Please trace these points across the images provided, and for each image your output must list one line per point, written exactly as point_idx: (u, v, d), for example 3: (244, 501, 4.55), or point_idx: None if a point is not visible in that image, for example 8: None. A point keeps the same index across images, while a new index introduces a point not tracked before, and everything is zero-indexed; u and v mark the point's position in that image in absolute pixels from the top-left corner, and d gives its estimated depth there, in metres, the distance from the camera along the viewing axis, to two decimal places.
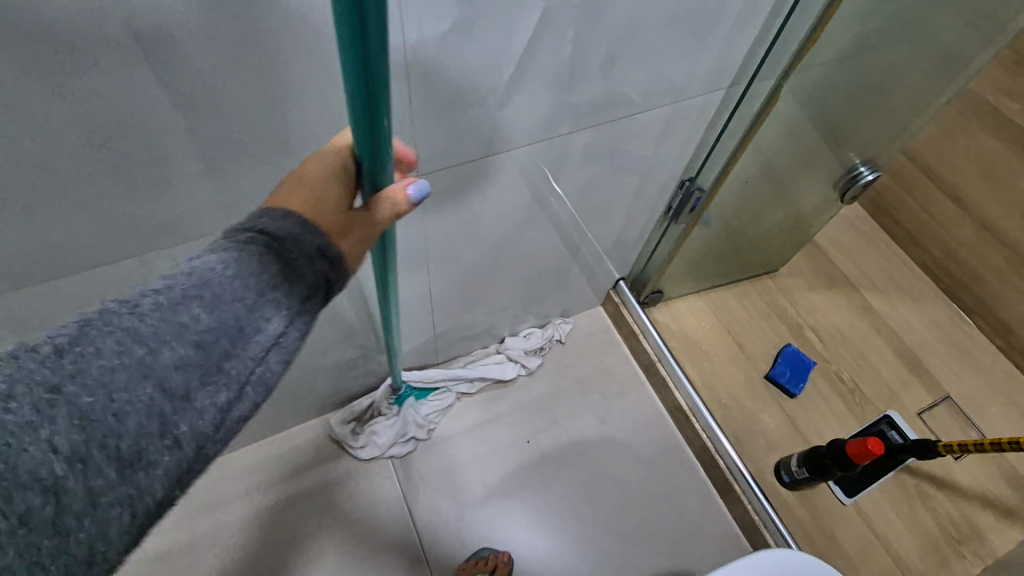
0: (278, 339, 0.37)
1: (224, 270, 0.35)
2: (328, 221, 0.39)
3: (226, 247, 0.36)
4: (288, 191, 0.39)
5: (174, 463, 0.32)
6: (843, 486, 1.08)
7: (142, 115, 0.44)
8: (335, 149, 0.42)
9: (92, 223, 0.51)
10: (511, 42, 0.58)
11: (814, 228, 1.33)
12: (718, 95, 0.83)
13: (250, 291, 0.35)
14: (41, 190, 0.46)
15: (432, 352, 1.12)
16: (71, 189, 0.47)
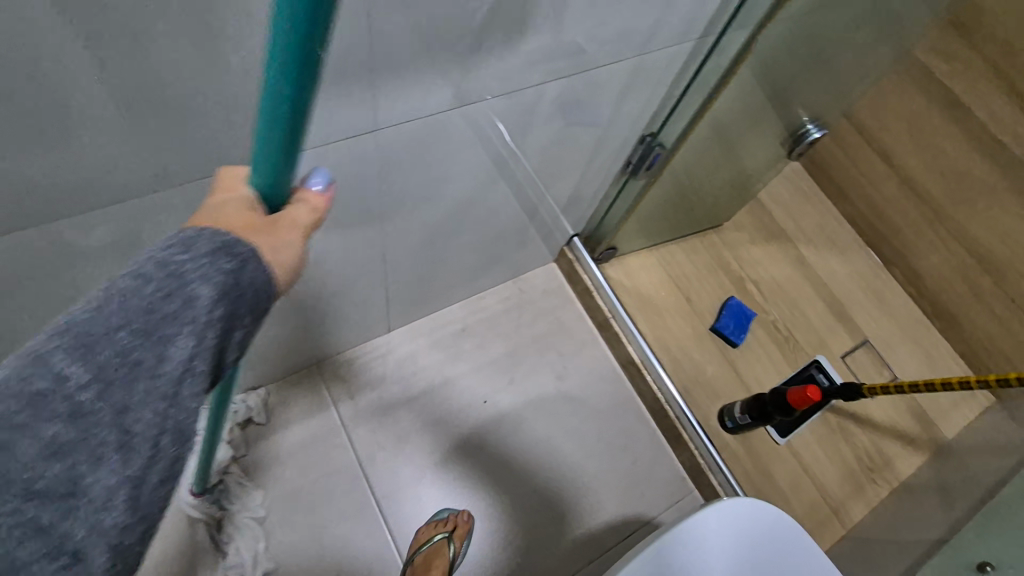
0: (190, 362, 0.32)
1: (110, 303, 0.31)
2: (237, 224, 0.36)
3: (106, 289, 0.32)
4: (213, 214, 0.36)
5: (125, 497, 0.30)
6: (779, 428, 1.17)
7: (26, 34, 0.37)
8: (227, 191, 0.39)
9: None
10: None
11: (757, 183, 1.37)
12: (687, 47, 0.80)
13: (138, 322, 0.31)
14: None
15: (384, 314, 1.07)
16: None
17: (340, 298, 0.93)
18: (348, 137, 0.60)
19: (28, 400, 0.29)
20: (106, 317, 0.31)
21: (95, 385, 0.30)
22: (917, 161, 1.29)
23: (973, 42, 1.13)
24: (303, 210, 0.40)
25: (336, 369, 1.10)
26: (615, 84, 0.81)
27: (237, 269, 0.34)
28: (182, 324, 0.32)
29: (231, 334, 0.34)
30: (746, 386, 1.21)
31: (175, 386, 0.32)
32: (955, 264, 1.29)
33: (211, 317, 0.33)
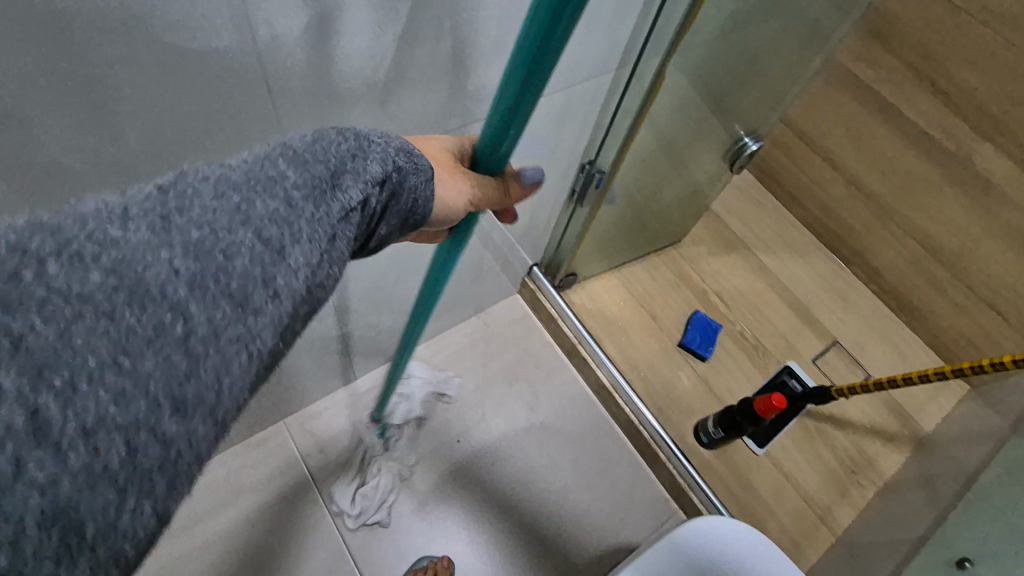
0: (360, 202, 0.35)
1: (312, 143, 0.35)
2: (443, 165, 0.48)
3: (316, 133, 0.36)
4: (434, 142, 0.50)
5: (277, 315, 0.30)
6: (755, 438, 1.16)
7: None
8: (459, 139, 0.52)
9: None
10: (386, 41, 0.53)
11: (710, 197, 1.40)
12: (607, 78, 0.83)
13: (332, 161, 0.35)
14: None
15: (347, 361, 1.07)
16: None
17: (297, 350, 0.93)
18: None
19: (251, 183, 0.32)
20: (313, 150, 0.35)
21: (281, 213, 0.31)
22: (860, 162, 1.32)
23: (892, 47, 1.18)
24: (493, 185, 0.50)
25: (305, 422, 1.09)
26: (543, 120, 0.83)
27: (415, 176, 0.40)
28: (364, 173, 0.36)
29: (384, 211, 0.38)
30: (719, 399, 1.21)
31: (335, 227, 0.33)
32: (911, 258, 1.31)
33: (371, 177, 0.36)
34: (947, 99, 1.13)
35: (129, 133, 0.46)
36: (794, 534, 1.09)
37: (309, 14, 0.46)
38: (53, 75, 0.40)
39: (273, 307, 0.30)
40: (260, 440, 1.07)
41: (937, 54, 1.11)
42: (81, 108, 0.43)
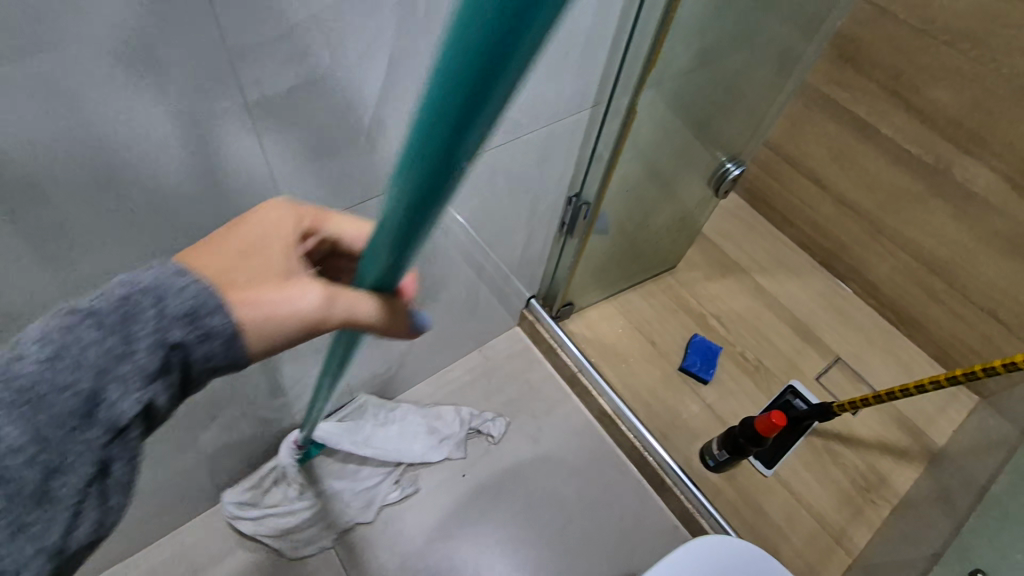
0: (132, 413, 0.34)
1: (68, 349, 0.33)
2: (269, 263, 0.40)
3: (70, 325, 0.33)
4: (266, 220, 0.41)
5: (53, 550, 0.33)
6: (762, 459, 1.15)
7: None
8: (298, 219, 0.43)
9: None
10: (365, 91, 0.57)
11: (701, 222, 1.43)
12: (584, 114, 0.87)
13: (92, 367, 0.33)
14: None
15: (350, 400, 1.09)
16: None
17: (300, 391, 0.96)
18: None
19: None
20: (67, 361, 0.33)
21: (32, 446, 0.32)
22: (845, 181, 1.35)
23: (863, 69, 1.22)
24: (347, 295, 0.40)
25: None
26: (526, 157, 0.87)
27: (207, 350, 0.36)
28: (127, 382, 0.34)
29: (171, 392, 0.37)
30: (724, 421, 1.21)
31: (105, 446, 0.34)
32: (906, 271, 1.32)
33: (159, 339, 0.34)
34: (921, 115, 1.17)
35: (133, 191, 0.50)
36: (810, 559, 1.07)
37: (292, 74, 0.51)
38: (60, 140, 0.44)
39: (41, 550, 0.33)
40: None
41: (907, 73, 1.15)
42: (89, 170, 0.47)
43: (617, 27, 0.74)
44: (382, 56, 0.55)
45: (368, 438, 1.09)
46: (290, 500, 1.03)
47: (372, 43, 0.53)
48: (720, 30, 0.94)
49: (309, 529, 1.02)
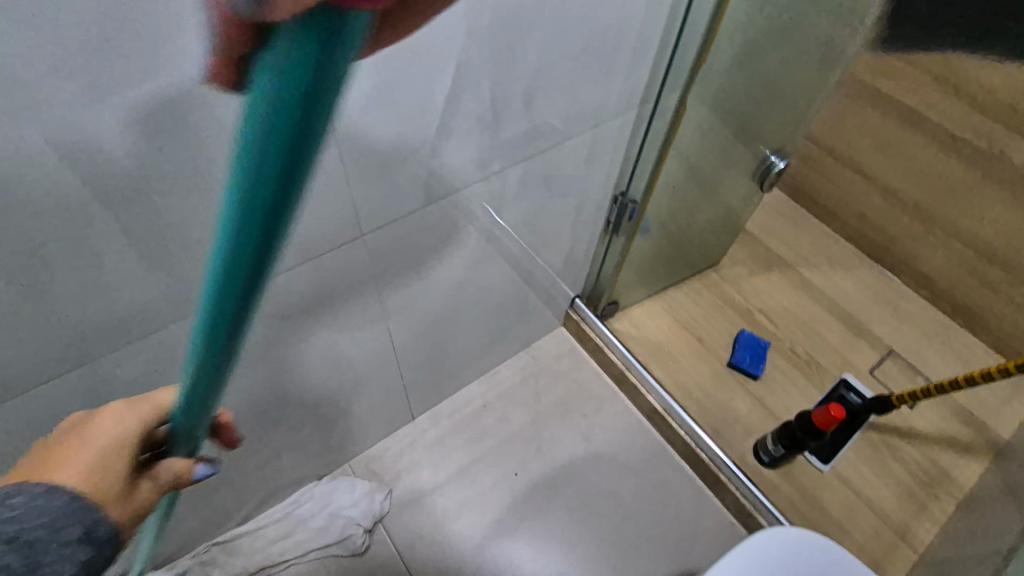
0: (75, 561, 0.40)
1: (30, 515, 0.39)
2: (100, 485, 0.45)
3: (32, 501, 0.40)
4: (63, 458, 0.46)
5: None
6: (819, 454, 1.14)
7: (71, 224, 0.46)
8: (136, 417, 0.51)
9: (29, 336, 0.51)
10: (433, 97, 0.60)
11: (743, 218, 1.42)
12: (632, 112, 0.89)
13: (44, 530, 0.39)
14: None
15: (405, 401, 1.12)
16: (19, 307, 0.48)
17: (362, 392, 1.00)
18: (341, 245, 0.68)
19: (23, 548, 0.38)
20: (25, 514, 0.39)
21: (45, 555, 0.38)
22: (893, 171, 1.33)
23: (907, 57, 1.21)
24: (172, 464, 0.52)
25: (368, 465, 1.14)
26: (575, 157, 0.89)
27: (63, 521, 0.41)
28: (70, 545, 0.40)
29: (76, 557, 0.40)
30: (775, 415, 1.20)
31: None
32: (960, 260, 1.29)
33: (88, 531, 0.41)
34: (972, 100, 1.14)
35: None
36: (873, 556, 1.05)
37: (373, 84, 0.53)
38: (180, 157, 0.47)
39: None
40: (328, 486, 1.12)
41: (956, 57, 1.13)
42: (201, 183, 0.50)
43: (665, 25, 0.76)
44: (451, 63, 0.58)
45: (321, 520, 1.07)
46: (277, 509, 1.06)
47: (444, 51, 0.56)
48: (765, 23, 0.95)
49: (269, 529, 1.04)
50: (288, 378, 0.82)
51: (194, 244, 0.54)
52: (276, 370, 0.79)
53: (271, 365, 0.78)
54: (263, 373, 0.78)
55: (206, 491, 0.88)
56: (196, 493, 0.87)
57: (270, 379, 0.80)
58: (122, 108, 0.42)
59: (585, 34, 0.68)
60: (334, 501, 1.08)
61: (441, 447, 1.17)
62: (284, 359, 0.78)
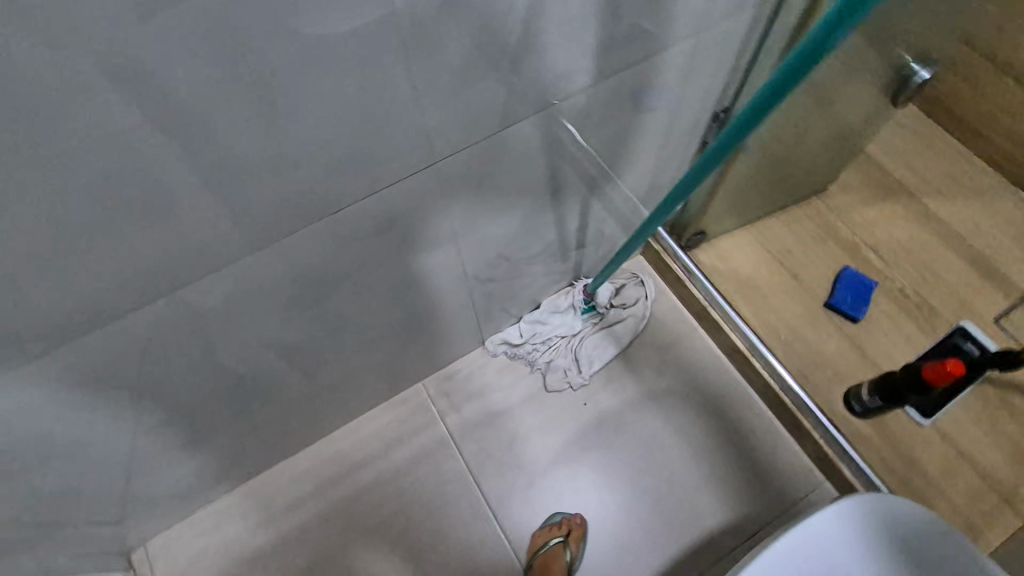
0: None
1: None
2: None
3: None
4: None
5: None
6: (920, 408, 1.04)
7: (137, 154, 0.44)
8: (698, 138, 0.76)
9: (112, 266, 0.51)
10: (513, 2, 0.51)
11: (863, 138, 1.24)
12: (748, 12, 0.74)
13: None
14: (77, 243, 0.48)
15: (473, 321, 1.11)
16: (98, 237, 0.48)
17: (430, 312, 1.00)
18: (410, 173, 0.64)
19: None
20: None
21: None
22: None
23: None
24: None
25: (439, 384, 1.18)
26: (674, 67, 0.77)
27: None
28: None
29: None
30: (874, 362, 1.10)
31: None
32: None
33: None
34: None
35: (297, 128, 0.50)
36: (969, 517, 0.97)
37: None
38: (240, 85, 0.44)
39: None
40: (401, 400, 1.16)
41: None
42: (261, 112, 0.46)
43: None
44: None
45: (551, 361, 1.18)
46: (561, 323, 1.20)
47: None
48: None
49: (552, 340, 1.19)
50: (359, 300, 0.83)
51: (259, 168, 0.51)
52: (345, 295, 0.79)
53: (341, 292, 0.78)
54: (334, 298, 0.78)
55: (290, 399, 0.95)
56: (280, 399, 0.93)
57: (340, 303, 0.81)
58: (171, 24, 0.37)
59: None
60: (554, 355, 1.18)
61: (529, 369, 1.19)
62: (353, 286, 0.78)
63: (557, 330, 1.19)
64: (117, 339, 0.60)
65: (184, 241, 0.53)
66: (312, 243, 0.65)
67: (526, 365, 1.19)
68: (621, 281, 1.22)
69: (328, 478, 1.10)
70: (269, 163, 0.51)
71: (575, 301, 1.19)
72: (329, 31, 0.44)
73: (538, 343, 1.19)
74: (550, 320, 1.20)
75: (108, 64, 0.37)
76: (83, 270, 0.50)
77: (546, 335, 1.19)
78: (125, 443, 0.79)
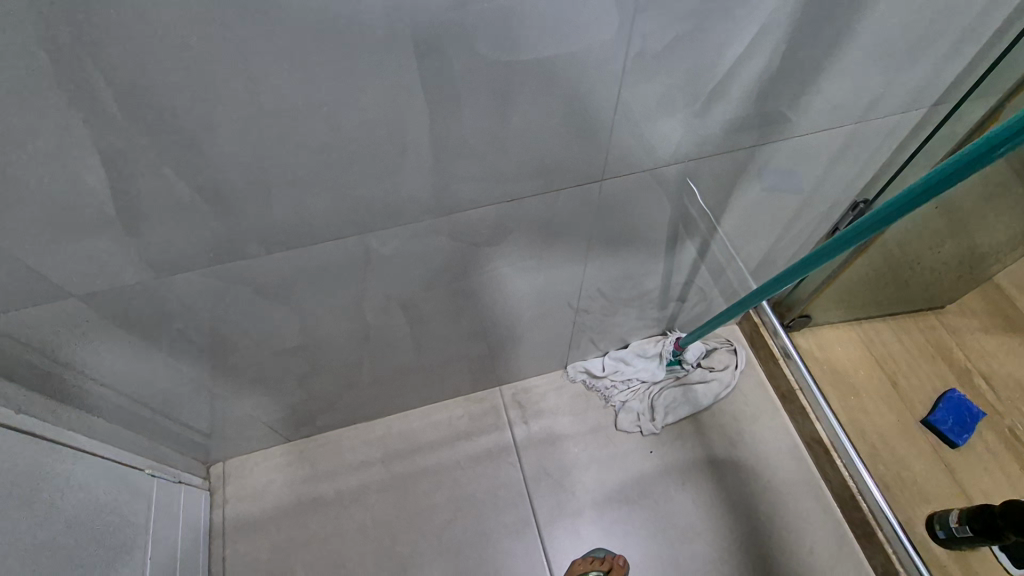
0: None
1: None
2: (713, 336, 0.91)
3: None
4: None
5: None
6: (1012, 555, 0.97)
7: (395, 114, 0.53)
8: None
9: (330, 203, 0.61)
10: (721, 58, 0.59)
11: (994, 266, 1.21)
12: (917, 114, 0.78)
13: None
14: (317, 176, 0.57)
15: (565, 343, 1.16)
16: (334, 176, 0.58)
17: (533, 323, 1.06)
18: (576, 186, 0.71)
19: None
20: None
21: None
22: None
23: None
24: None
25: (515, 395, 1.23)
26: (831, 150, 0.82)
27: None
28: None
29: None
30: (966, 492, 1.04)
31: None
32: None
33: None
34: None
35: (514, 122, 0.58)
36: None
37: (675, 33, 0.54)
38: (492, 76, 0.53)
39: None
40: (477, 400, 1.22)
41: None
42: (495, 101, 0.55)
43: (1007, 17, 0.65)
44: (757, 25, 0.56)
45: (626, 402, 1.20)
46: (644, 368, 1.22)
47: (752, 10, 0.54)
48: None
49: (631, 381, 1.21)
50: (482, 293, 0.91)
51: (471, 150, 0.60)
52: (476, 283, 0.87)
53: (475, 280, 0.86)
54: (468, 283, 0.87)
55: (390, 366, 1.03)
56: (383, 364, 1.01)
57: (469, 290, 0.89)
58: (471, 16, 0.47)
59: (904, 16, 0.62)
60: (630, 397, 1.20)
61: (602, 403, 1.21)
62: (487, 276, 0.86)
63: (638, 374, 1.22)
64: (300, 267, 0.69)
65: (391, 193, 0.62)
66: (474, 229, 0.73)
67: (600, 398, 1.22)
68: (713, 344, 1.23)
69: (394, 452, 1.17)
70: (478, 148, 0.60)
71: (664, 351, 1.22)
72: (575, 48, 0.52)
73: (617, 381, 1.22)
74: (635, 362, 1.22)
75: (416, 35, 0.47)
76: (310, 200, 0.60)
77: (626, 375, 1.22)
78: (255, 362, 0.89)
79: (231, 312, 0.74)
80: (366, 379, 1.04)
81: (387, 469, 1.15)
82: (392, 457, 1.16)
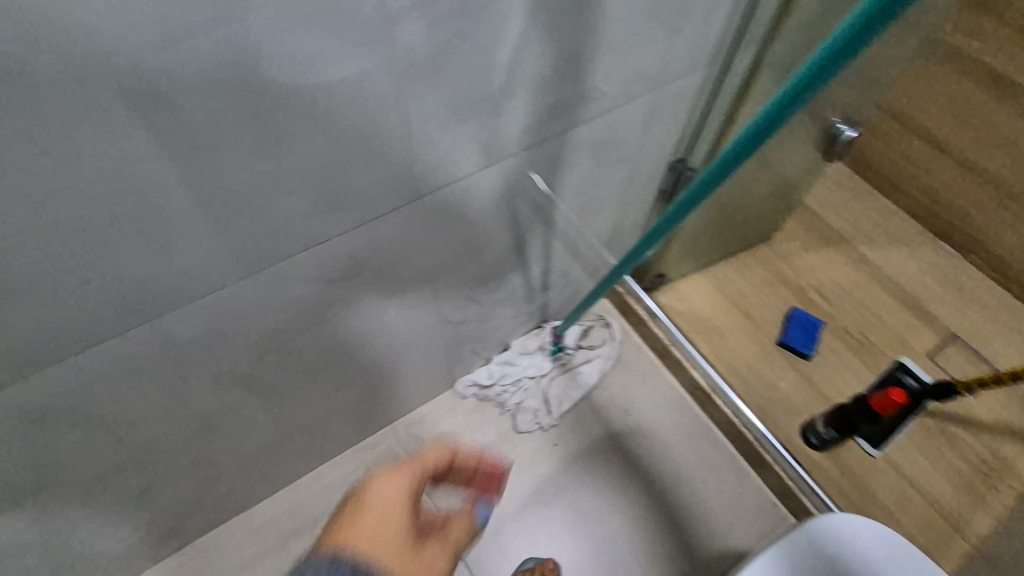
0: None
1: None
2: None
3: None
4: None
5: None
6: (871, 439, 1.10)
7: (136, 180, 0.45)
8: None
9: (93, 295, 0.51)
10: (496, 53, 0.56)
11: (802, 191, 1.36)
12: (698, 73, 0.83)
13: None
14: (61, 270, 0.47)
15: (444, 362, 1.12)
16: (84, 265, 0.48)
17: (403, 353, 1.00)
18: (392, 210, 0.66)
19: None
20: None
21: None
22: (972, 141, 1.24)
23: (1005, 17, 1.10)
24: None
25: (408, 429, 1.16)
26: (636, 121, 0.85)
27: None
28: None
29: None
30: (826, 397, 1.16)
31: None
32: None
33: None
34: None
35: (291, 160, 0.52)
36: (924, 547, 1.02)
37: (439, 36, 0.51)
38: (245, 117, 0.46)
39: None
40: (369, 446, 1.14)
41: None
42: (261, 142, 0.49)
43: None
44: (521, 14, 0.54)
45: (521, 403, 1.18)
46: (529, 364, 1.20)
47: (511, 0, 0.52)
48: None
49: (520, 381, 1.19)
50: (334, 340, 0.83)
51: (251, 198, 0.53)
52: (322, 331, 0.79)
53: (319, 329, 0.78)
54: (312, 335, 0.79)
55: (254, 444, 0.91)
56: (244, 444, 0.89)
57: (318, 341, 0.81)
58: (186, 56, 0.40)
59: None
60: (523, 397, 1.19)
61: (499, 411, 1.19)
62: (332, 322, 0.79)
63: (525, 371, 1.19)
64: (86, 377, 0.58)
65: (173, 266, 0.54)
66: (295, 279, 0.66)
67: (495, 407, 1.19)
68: (588, 323, 1.25)
69: (291, 530, 1.05)
70: (261, 195, 0.53)
71: (544, 343, 1.22)
72: (331, 70, 0.47)
73: (508, 385, 1.19)
74: (520, 361, 1.20)
75: (122, 87, 0.39)
76: (63, 299, 0.49)
77: (515, 376, 1.19)
78: (72, 496, 0.73)
79: (13, 451, 0.60)
80: (230, 467, 0.92)
81: (287, 551, 1.04)
82: (289, 536, 1.05)
